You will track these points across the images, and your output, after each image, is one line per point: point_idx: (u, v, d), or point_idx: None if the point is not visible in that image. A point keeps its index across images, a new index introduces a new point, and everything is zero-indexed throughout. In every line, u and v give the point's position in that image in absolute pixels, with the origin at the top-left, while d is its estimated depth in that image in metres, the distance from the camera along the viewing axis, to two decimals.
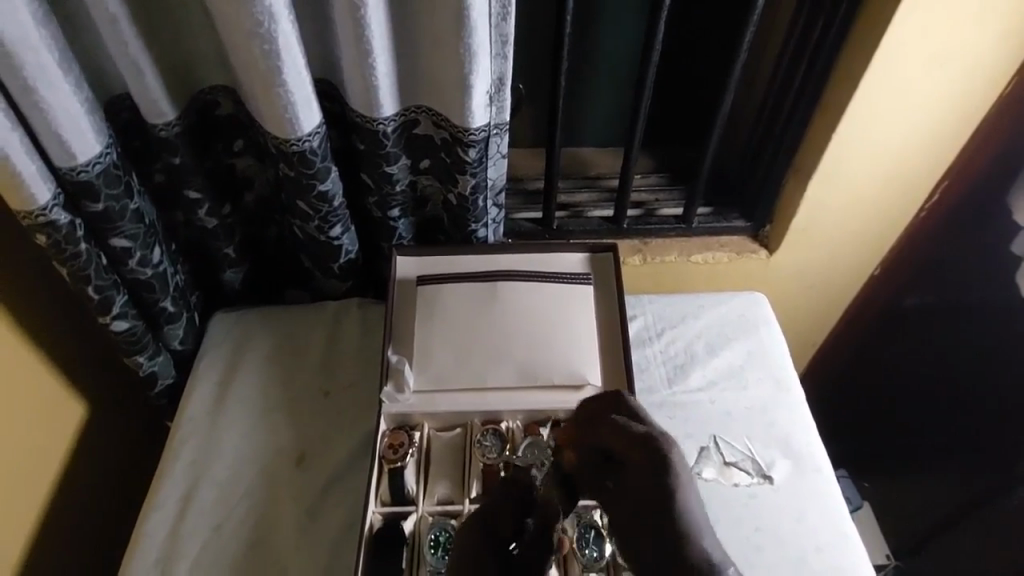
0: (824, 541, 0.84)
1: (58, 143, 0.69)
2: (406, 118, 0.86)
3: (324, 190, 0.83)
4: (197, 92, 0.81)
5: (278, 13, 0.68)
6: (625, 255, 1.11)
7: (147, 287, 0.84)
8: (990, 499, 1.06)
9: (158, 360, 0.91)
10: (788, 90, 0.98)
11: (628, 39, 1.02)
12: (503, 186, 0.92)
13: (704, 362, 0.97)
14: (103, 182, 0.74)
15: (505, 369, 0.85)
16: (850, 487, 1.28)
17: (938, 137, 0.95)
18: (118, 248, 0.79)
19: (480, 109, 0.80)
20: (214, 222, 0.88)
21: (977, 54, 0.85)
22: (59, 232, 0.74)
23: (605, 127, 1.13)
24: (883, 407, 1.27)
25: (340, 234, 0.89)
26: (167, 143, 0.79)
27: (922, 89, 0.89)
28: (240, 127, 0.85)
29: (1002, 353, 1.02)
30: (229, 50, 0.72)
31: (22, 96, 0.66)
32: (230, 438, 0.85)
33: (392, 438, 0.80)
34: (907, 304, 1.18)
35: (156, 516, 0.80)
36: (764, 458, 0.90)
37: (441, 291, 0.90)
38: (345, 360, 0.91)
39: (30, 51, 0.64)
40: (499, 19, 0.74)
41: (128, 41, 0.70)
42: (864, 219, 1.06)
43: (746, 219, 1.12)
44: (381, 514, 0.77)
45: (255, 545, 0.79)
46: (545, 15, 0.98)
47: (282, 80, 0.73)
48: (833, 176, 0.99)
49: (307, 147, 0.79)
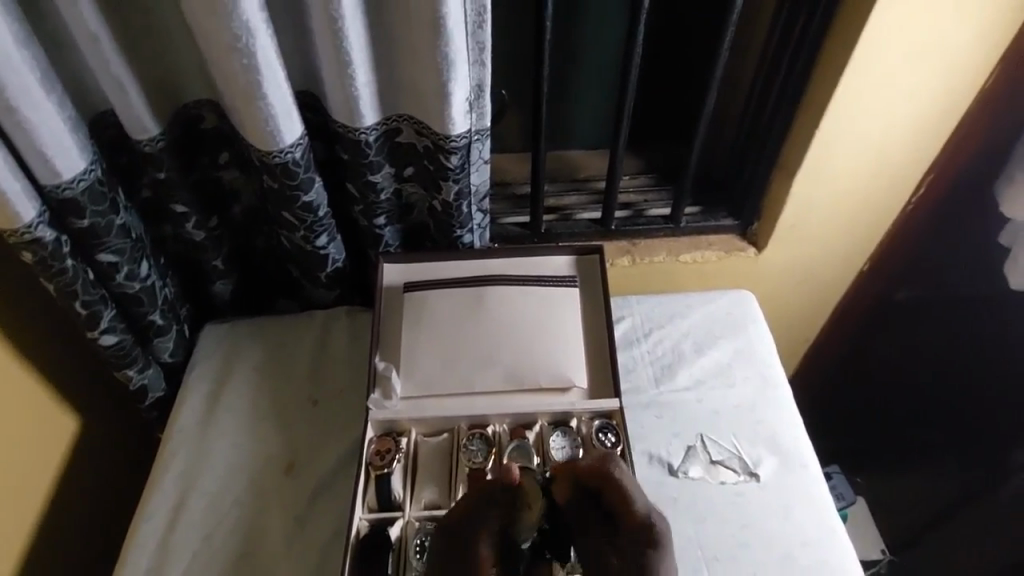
0: (810, 536, 0.84)
1: (42, 161, 0.71)
2: (388, 126, 0.87)
3: (308, 200, 0.84)
4: (182, 107, 0.82)
5: (257, 28, 0.69)
6: (613, 256, 1.11)
7: (135, 300, 0.86)
8: (985, 492, 1.06)
9: (148, 372, 0.93)
10: (770, 90, 0.99)
11: (611, 42, 1.03)
12: (487, 192, 0.93)
13: (691, 362, 0.98)
14: (88, 199, 0.76)
15: (492, 374, 0.86)
16: (843, 483, 1.28)
17: (921, 132, 0.96)
18: (105, 263, 0.81)
19: (460, 116, 0.81)
20: (201, 234, 0.90)
21: (953, 51, 0.86)
22: (45, 249, 0.75)
23: (591, 130, 1.14)
24: (876, 402, 1.28)
25: (326, 243, 0.90)
26: (152, 159, 0.81)
27: (902, 86, 0.90)
28: (225, 140, 0.86)
29: (992, 348, 1.03)
30: (209, 64, 0.73)
31: (6, 117, 0.67)
32: (220, 446, 0.87)
33: (380, 445, 0.82)
34: (899, 298, 1.18)
35: (147, 526, 0.82)
36: (751, 455, 0.90)
37: (426, 298, 0.91)
38: (334, 368, 0.93)
39: (13, 73, 0.65)
40: (474, 27, 0.75)
41: (109, 60, 0.71)
42: (849, 216, 1.07)
43: (734, 217, 1.13)
44: (369, 520, 0.78)
45: (246, 553, 0.80)
46: (525, 21, 0.99)
47: (262, 93, 0.74)
48: (816, 175, 1.00)
49: (290, 158, 0.80)
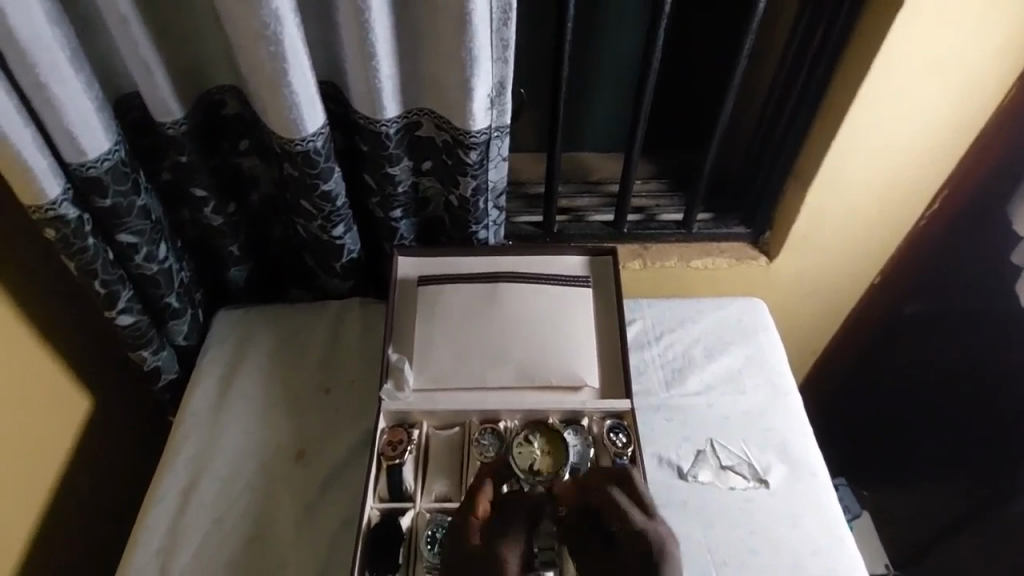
0: (819, 545, 0.84)
1: (68, 139, 0.71)
2: (409, 119, 0.88)
3: (327, 189, 0.85)
4: (205, 92, 0.83)
5: (284, 16, 0.70)
6: (625, 259, 1.12)
7: (152, 282, 0.86)
8: (991, 509, 1.06)
9: (162, 354, 0.93)
10: (787, 97, 1.00)
11: (630, 46, 1.04)
12: (504, 189, 0.94)
13: (702, 367, 0.98)
14: (111, 178, 0.76)
15: (504, 370, 0.86)
16: (849, 495, 1.29)
17: (938, 144, 0.96)
18: (125, 244, 0.81)
19: (481, 112, 0.82)
20: (219, 219, 0.90)
21: (973, 64, 0.86)
22: (68, 226, 0.75)
23: (606, 133, 1.14)
24: (883, 415, 1.28)
25: (342, 233, 0.91)
26: (174, 142, 0.81)
27: (921, 97, 0.90)
28: (246, 126, 0.86)
29: (1001, 363, 1.03)
30: (237, 51, 0.73)
31: (34, 92, 0.67)
32: (232, 432, 0.87)
33: (391, 435, 0.82)
34: (909, 311, 1.18)
35: (158, 508, 0.82)
36: (760, 461, 0.90)
37: (441, 292, 0.91)
38: (346, 358, 0.93)
39: (44, 50, 0.65)
40: (500, 24, 0.76)
41: (138, 41, 0.72)
42: (863, 228, 1.07)
43: (747, 225, 1.14)
44: (380, 509, 0.78)
45: (256, 538, 0.80)
46: (546, 21, 0.99)
47: (287, 81, 0.74)
48: (831, 184, 1.00)
49: (311, 147, 0.81)
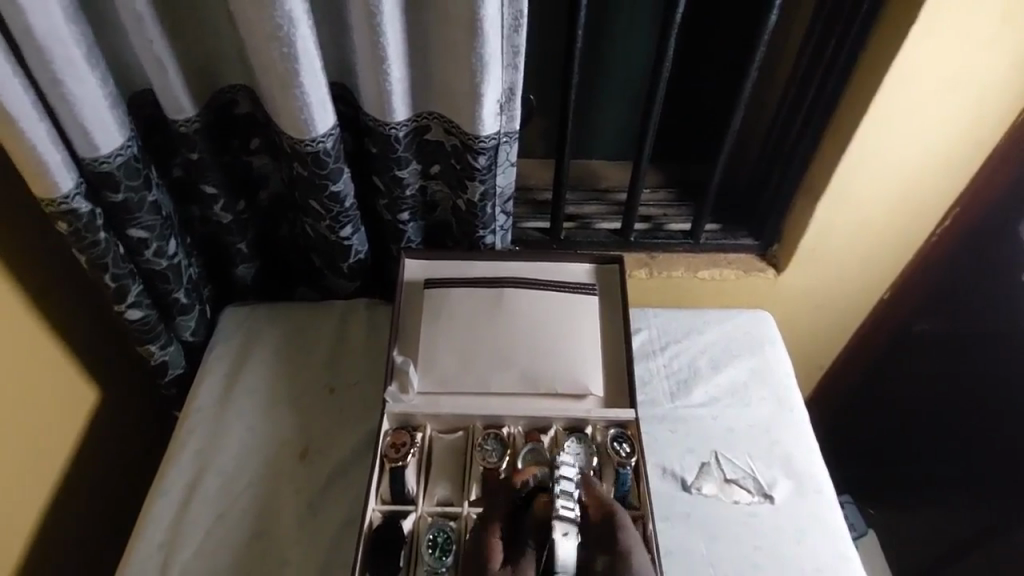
0: (823, 562, 0.83)
1: (82, 133, 0.73)
2: (418, 123, 0.89)
3: (337, 190, 0.86)
4: (218, 90, 0.85)
5: (298, 18, 0.71)
6: (632, 268, 1.12)
7: (162, 277, 0.87)
8: (994, 531, 1.05)
9: (170, 349, 0.94)
10: (798, 108, 1.00)
11: (641, 56, 1.05)
12: (512, 194, 0.94)
13: (708, 378, 0.98)
14: (123, 174, 0.78)
15: (509, 375, 0.86)
16: (854, 513, 1.33)
17: (948, 159, 0.96)
18: (136, 239, 0.83)
19: (490, 118, 0.83)
20: (229, 217, 0.92)
21: (985, 80, 0.86)
22: (80, 220, 0.77)
23: (614, 139, 1.15)
24: (891, 433, 1.27)
25: (350, 234, 0.92)
26: (186, 140, 0.83)
27: (932, 112, 0.90)
28: (257, 125, 0.88)
29: (1002, 382, 1.02)
30: (250, 52, 0.75)
31: (50, 86, 0.69)
32: (235, 428, 0.88)
33: (396, 437, 0.82)
34: (918, 330, 1.17)
35: (162, 501, 0.83)
36: (765, 476, 0.90)
37: (447, 296, 0.91)
38: (351, 358, 0.93)
39: (60, 46, 0.67)
40: (511, 30, 0.77)
41: (153, 39, 0.73)
42: (873, 243, 1.07)
43: (755, 237, 1.13)
44: (381, 511, 0.78)
45: (255, 532, 0.81)
46: (559, 29, 1.00)
47: (299, 82, 0.75)
48: (841, 197, 1.00)
49: (322, 148, 0.82)
